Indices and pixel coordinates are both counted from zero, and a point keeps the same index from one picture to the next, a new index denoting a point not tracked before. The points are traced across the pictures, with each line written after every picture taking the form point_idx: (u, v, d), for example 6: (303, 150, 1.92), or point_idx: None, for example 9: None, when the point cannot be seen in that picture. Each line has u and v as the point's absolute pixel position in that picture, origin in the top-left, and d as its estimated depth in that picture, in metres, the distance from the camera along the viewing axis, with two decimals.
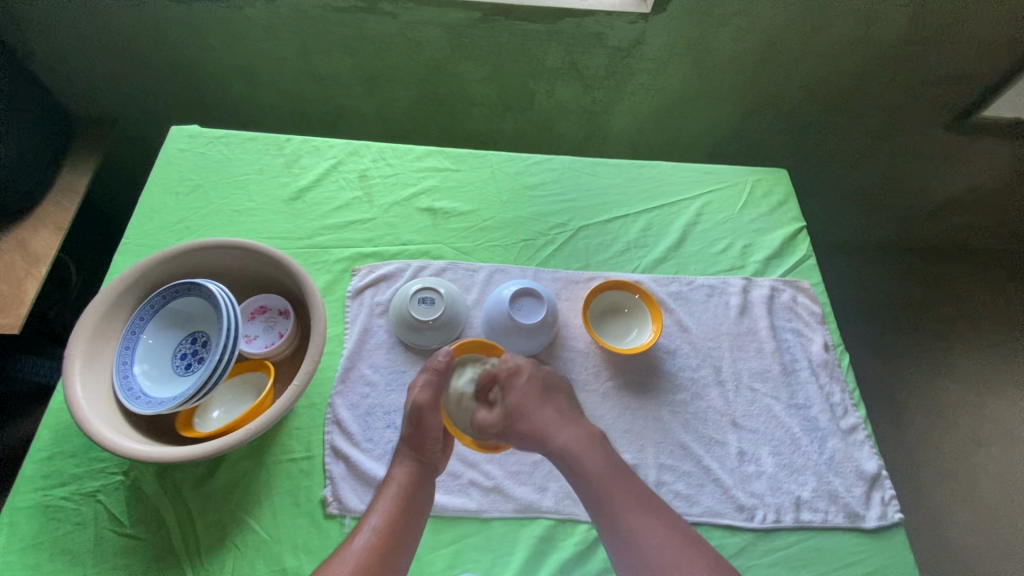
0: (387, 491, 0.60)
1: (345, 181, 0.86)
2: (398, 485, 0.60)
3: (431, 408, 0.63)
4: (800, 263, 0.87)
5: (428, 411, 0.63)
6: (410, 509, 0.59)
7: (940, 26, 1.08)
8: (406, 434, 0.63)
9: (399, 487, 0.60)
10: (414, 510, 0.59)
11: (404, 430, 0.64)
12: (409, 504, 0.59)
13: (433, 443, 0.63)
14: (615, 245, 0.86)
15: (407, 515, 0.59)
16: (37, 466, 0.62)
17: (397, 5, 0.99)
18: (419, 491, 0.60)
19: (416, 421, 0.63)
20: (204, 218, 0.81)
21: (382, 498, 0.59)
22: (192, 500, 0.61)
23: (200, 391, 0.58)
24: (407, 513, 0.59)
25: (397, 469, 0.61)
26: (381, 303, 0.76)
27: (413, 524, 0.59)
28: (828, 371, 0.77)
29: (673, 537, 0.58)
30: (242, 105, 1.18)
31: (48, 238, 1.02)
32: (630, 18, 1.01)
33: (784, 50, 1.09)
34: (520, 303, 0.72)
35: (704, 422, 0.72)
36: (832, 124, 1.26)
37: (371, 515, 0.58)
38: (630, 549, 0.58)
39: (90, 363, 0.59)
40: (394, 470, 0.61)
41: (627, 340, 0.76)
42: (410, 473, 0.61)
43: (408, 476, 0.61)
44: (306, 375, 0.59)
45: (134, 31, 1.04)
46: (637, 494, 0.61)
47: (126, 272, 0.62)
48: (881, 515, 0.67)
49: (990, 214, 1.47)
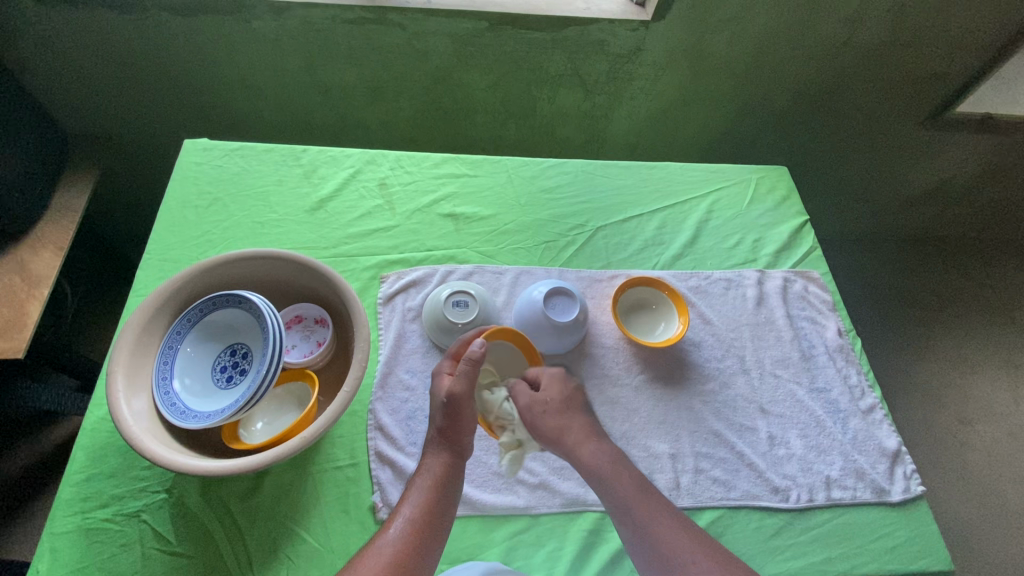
0: (420, 482, 0.59)
1: (365, 190, 0.87)
2: (432, 476, 0.59)
3: (468, 399, 0.61)
4: (807, 255, 0.91)
5: (466, 402, 0.61)
6: (444, 499, 0.58)
7: (916, 28, 1.15)
8: (440, 424, 0.61)
9: (433, 478, 0.59)
10: (448, 501, 0.58)
11: (438, 420, 0.62)
12: (442, 495, 0.58)
13: (466, 434, 0.62)
14: (633, 244, 0.88)
15: (441, 505, 0.58)
16: (74, 489, 0.60)
17: (405, 16, 1.00)
18: (451, 482, 0.59)
19: (451, 412, 0.61)
20: (227, 230, 0.80)
21: (416, 488, 0.58)
22: (239, 514, 0.61)
23: (250, 402, 0.57)
24: (441, 503, 0.58)
25: (431, 460, 0.60)
26: (412, 308, 0.77)
27: (446, 514, 0.58)
28: (843, 355, 0.81)
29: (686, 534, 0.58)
30: (244, 117, 1.17)
31: (48, 258, 0.99)
32: (632, 25, 1.05)
33: (774, 53, 1.14)
34: (553, 302, 0.74)
35: (733, 410, 0.74)
36: (817, 124, 1.32)
37: (403, 505, 0.57)
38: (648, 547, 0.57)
39: (132, 380, 0.58)
40: (428, 461, 0.60)
41: (656, 333, 0.79)
42: (443, 463, 0.60)
43: (442, 468, 0.60)
44: (354, 382, 0.57)
45: (133, 45, 1.03)
46: (662, 498, 0.60)
47: (162, 288, 0.62)
48: (905, 489, 0.70)
49: (964, 204, 1.56)
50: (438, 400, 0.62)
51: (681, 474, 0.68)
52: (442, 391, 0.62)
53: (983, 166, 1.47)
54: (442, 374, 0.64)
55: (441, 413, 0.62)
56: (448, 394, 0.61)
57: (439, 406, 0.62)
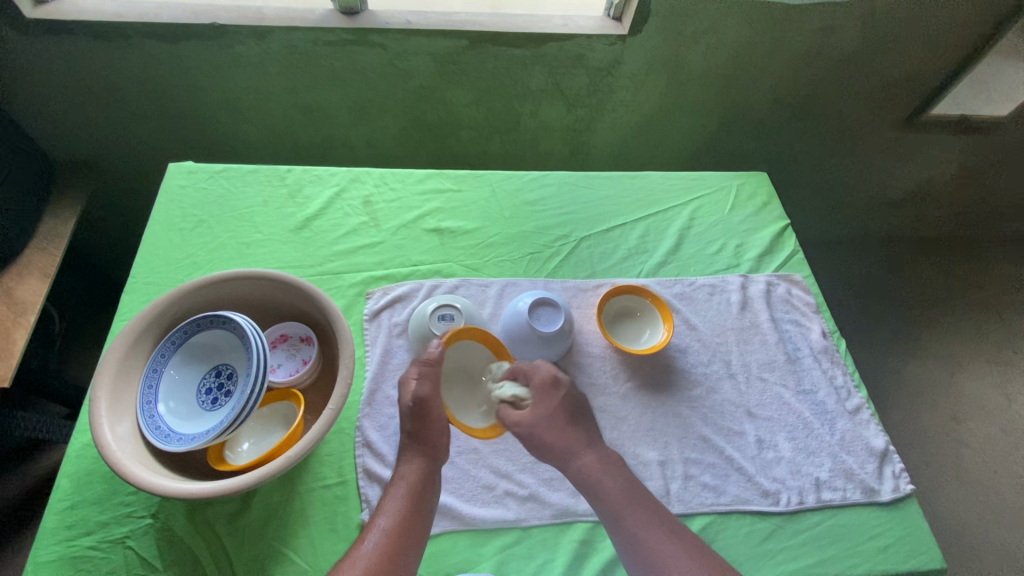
0: (394, 491, 0.60)
1: (350, 208, 0.88)
2: (407, 484, 0.60)
3: (435, 399, 0.63)
4: (789, 259, 0.92)
5: (433, 403, 0.63)
6: (419, 505, 0.60)
7: (888, 36, 1.17)
8: (408, 430, 0.63)
9: (407, 486, 0.60)
10: (423, 509, 0.59)
11: (406, 427, 0.63)
12: (417, 503, 0.60)
13: (438, 435, 0.63)
14: (617, 253, 0.89)
15: (417, 512, 0.59)
16: (59, 517, 0.60)
17: (387, 36, 1.02)
18: (426, 488, 0.61)
19: (419, 415, 0.63)
20: (213, 252, 0.81)
21: (392, 497, 0.60)
22: (227, 536, 0.60)
23: (233, 424, 0.57)
24: (416, 510, 0.59)
25: (405, 468, 0.62)
26: (398, 323, 0.77)
27: (421, 521, 0.59)
28: (829, 356, 0.81)
29: (671, 536, 0.60)
30: (231, 141, 1.19)
31: (34, 285, 0.99)
32: (610, 39, 1.07)
33: (751, 62, 1.16)
34: (538, 313, 0.75)
35: (721, 415, 0.74)
36: (798, 130, 1.35)
37: (380, 515, 0.58)
38: (640, 556, 0.59)
39: (115, 404, 0.57)
40: (401, 470, 0.62)
41: (642, 340, 0.80)
42: (416, 470, 0.61)
43: (416, 475, 0.61)
44: (339, 399, 0.57)
45: (119, 74, 1.04)
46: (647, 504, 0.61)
47: (145, 310, 0.62)
48: (894, 488, 0.70)
49: (944, 204, 1.59)
50: (404, 405, 0.64)
51: (671, 481, 0.68)
52: (408, 396, 0.63)
53: (961, 165, 1.50)
54: (407, 380, 0.64)
55: (411, 419, 0.63)
56: (414, 399, 0.62)
57: (406, 411, 0.63)
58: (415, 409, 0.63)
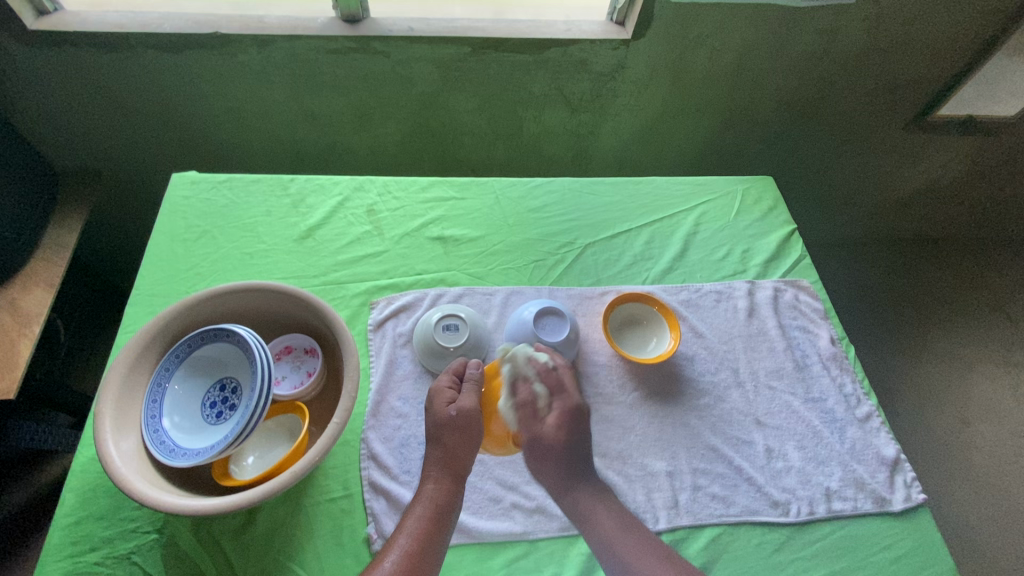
0: (417, 510, 0.60)
1: (353, 217, 0.87)
2: (430, 505, 0.60)
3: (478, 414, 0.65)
4: (796, 264, 0.91)
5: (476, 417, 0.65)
6: (439, 530, 0.59)
7: (895, 36, 1.15)
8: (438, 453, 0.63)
9: (431, 507, 0.60)
10: (441, 533, 0.59)
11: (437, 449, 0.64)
12: (437, 526, 0.59)
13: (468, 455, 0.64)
14: (622, 259, 0.89)
15: (435, 533, 0.59)
16: (64, 533, 0.59)
17: (389, 43, 1.01)
18: (447, 512, 0.60)
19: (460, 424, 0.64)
20: (217, 263, 0.81)
21: (412, 518, 0.59)
22: (232, 552, 0.60)
23: (237, 439, 0.56)
24: (435, 534, 0.58)
25: (428, 488, 0.61)
26: (403, 333, 0.77)
27: (438, 545, 0.58)
28: (838, 363, 0.80)
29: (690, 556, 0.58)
30: (234, 149, 1.18)
31: (38, 296, 0.99)
32: (613, 44, 1.06)
33: (756, 64, 1.15)
34: (544, 322, 0.74)
35: (729, 424, 0.73)
36: (803, 132, 1.33)
37: (399, 535, 0.58)
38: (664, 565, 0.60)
39: (120, 419, 0.57)
40: (426, 489, 0.61)
41: (648, 349, 0.79)
42: (442, 493, 0.61)
43: (441, 496, 0.61)
44: (344, 412, 0.56)
45: (120, 84, 1.04)
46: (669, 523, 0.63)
47: (150, 324, 0.62)
48: (906, 498, 0.69)
49: (950, 204, 1.58)
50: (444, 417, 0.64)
51: (679, 492, 0.68)
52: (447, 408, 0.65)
53: (968, 166, 1.48)
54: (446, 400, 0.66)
55: (451, 431, 0.64)
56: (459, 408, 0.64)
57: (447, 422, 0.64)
58: (455, 419, 0.64)
